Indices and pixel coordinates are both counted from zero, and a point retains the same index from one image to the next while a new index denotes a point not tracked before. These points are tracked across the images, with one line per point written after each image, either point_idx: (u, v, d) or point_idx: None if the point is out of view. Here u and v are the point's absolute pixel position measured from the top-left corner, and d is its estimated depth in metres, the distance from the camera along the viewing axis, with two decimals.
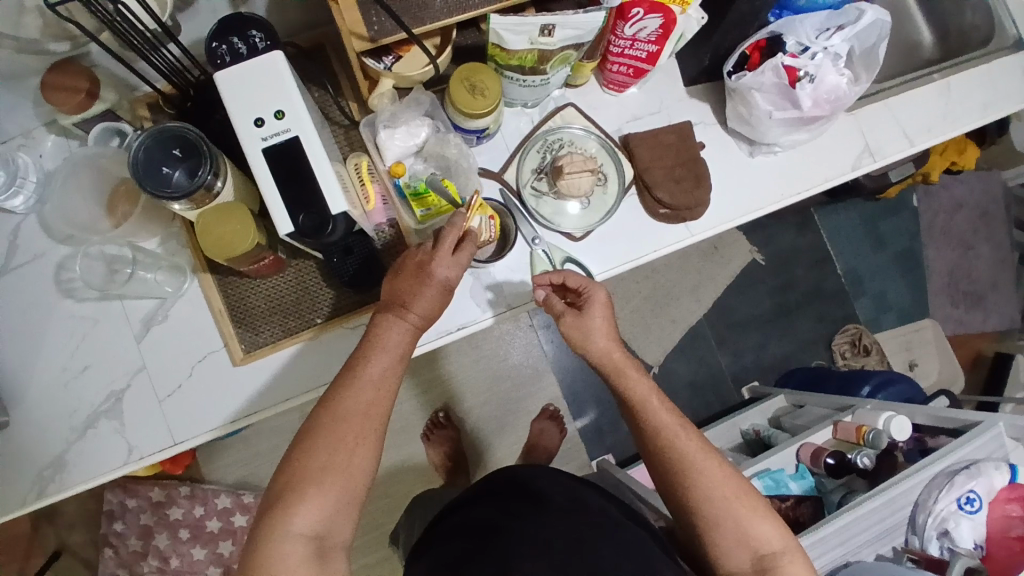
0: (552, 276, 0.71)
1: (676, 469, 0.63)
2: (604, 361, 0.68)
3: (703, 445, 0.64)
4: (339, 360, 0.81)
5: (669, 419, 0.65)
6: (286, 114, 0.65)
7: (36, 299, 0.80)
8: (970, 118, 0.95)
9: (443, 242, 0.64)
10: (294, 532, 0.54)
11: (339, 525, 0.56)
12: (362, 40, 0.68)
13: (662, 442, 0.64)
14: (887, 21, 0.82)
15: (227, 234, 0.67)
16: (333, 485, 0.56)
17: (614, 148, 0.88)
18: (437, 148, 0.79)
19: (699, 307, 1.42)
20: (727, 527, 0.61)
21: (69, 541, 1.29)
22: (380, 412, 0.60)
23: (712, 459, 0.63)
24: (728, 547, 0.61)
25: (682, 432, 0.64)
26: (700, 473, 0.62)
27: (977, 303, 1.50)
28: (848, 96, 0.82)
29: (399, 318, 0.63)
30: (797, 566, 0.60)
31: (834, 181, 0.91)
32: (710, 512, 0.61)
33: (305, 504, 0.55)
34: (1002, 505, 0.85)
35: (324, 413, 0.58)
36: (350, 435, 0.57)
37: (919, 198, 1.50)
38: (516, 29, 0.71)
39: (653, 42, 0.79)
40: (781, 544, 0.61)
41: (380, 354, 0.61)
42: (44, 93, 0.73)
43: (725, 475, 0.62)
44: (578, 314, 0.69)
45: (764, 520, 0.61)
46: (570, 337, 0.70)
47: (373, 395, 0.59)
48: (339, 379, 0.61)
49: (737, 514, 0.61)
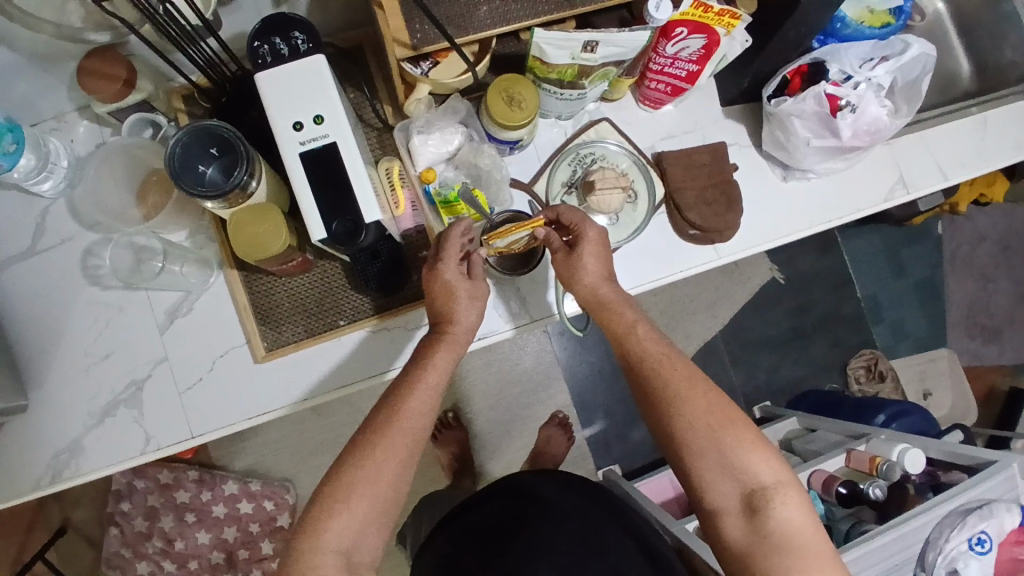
0: (546, 213, 0.73)
1: (657, 398, 0.63)
2: (593, 293, 0.69)
3: (689, 373, 0.63)
4: (359, 367, 0.81)
5: (656, 349, 0.65)
6: (325, 119, 0.65)
7: (62, 283, 0.80)
8: (1005, 155, 0.93)
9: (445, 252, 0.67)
10: (326, 545, 0.54)
11: (369, 539, 0.56)
12: (404, 47, 0.68)
13: (647, 370, 0.64)
14: (932, 56, 0.81)
15: (261, 234, 0.67)
16: (362, 498, 0.56)
17: (646, 166, 0.87)
18: (470, 156, 0.79)
19: (715, 323, 1.41)
20: (712, 458, 0.60)
21: (76, 517, 1.30)
22: (416, 425, 0.60)
23: (697, 388, 0.62)
24: (715, 478, 0.59)
25: (668, 361, 0.64)
26: (685, 402, 0.61)
27: (994, 336, 1.48)
28: (890, 129, 0.81)
29: (453, 342, 0.65)
30: (790, 505, 0.57)
31: (864, 212, 0.90)
32: (695, 442, 0.60)
33: (336, 518, 0.55)
34: (1010, 547, 0.85)
35: (369, 431, 0.59)
36: (397, 450, 0.58)
37: (944, 227, 1.49)
38: (558, 44, 0.70)
39: (694, 62, 0.79)
40: (772, 479, 0.59)
41: (431, 371, 0.62)
42: (81, 79, 0.71)
43: (711, 404, 0.61)
44: (567, 253, 0.70)
45: (753, 452, 0.59)
46: (561, 273, 0.72)
47: (416, 407, 0.60)
48: (385, 400, 0.61)
49: (722, 443, 0.59)
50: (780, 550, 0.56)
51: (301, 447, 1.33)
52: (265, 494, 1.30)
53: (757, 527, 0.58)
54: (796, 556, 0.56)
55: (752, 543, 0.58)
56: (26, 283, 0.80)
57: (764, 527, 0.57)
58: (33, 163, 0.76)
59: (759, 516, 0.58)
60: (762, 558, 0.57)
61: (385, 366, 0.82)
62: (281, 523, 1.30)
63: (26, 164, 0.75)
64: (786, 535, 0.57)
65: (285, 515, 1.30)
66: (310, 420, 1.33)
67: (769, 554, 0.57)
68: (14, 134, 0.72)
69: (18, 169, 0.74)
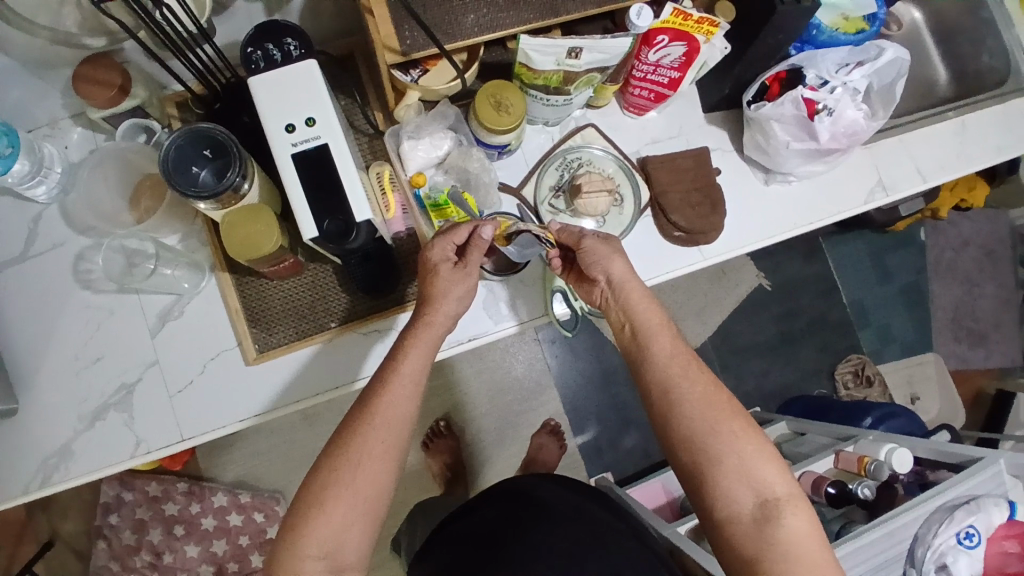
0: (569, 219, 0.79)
1: (676, 402, 0.63)
2: (619, 287, 0.70)
3: (709, 381, 0.64)
4: (327, 377, 0.82)
5: (679, 351, 0.66)
6: (317, 121, 0.66)
7: (53, 287, 0.80)
8: (984, 158, 0.96)
9: (453, 234, 0.69)
10: (308, 551, 0.56)
11: (351, 540, 0.57)
12: (394, 53, 0.70)
13: (667, 371, 0.65)
14: (906, 60, 0.84)
15: (253, 234, 0.68)
16: (337, 505, 0.57)
17: (631, 170, 0.90)
18: (459, 161, 0.81)
19: (705, 329, 1.43)
20: (728, 464, 0.60)
21: (63, 530, 1.28)
22: (394, 423, 0.60)
23: (719, 395, 0.63)
24: (731, 485, 0.60)
25: (691, 367, 0.65)
26: (705, 408, 0.62)
27: (980, 340, 1.50)
28: (865, 131, 0.84)
29: (430, 324, 0.66)
30: (799, 517, 0.59)
31: (848, 213, 0.92)
32: (715, 448, 0.61)
33: (316, 524, 0.56)
34: (999, 542, 0.85)
35: (351, 424, 0.60)
36: (374, 446, 0.59)
37: (927, 233, 1.51)
38: (544, 50, 0.73)
39: (676, 69, 0.81)
40: (785, 491, 0.60)
41: (408, 356, 0.64)
42: (78, 86, 0.72)
43: (731, 413, 0.62)
44: (603, 238, 0.72)
45: (769, 463, 0.60)
46: (586, 257, 0.72)
47: (394, 398, 0.61)
48: (358, 407, 0.61)
49: (742, 453, 0.60)
50: (788, 559, 0.57)
51: (293, 457, 1.33)
52: (255, 506, 1.30)
53: (765, 537, 0.58)
54: (802, 566, 0.57)
55: (759, 551, 0.58)
56: (19, 287, 0.80)
57: (774, 536, 0.58)
58: (27, 168, 0.76)
59: (770, 525, 0.58)
60: (770, 565, 0.57)
61: (351, 376, 0.82)
62: (271, 534, 1.30)
63: (21, 169, 0.76)
64: (794, 547, 0.57)
65: (275, 527, 1.30)
66: (302, 431, 1.33)
67: (777, 561, 0.57)
68: (8, 137, 0.74)
69: (12, 174, 0.75)
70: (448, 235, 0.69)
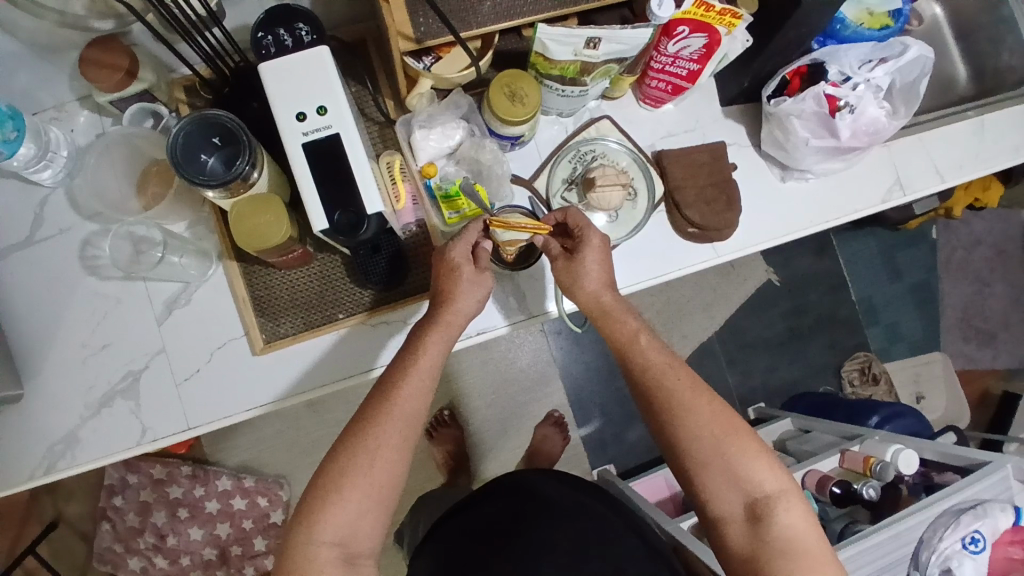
0: (555, 215, 0.72)
1: (663, 407, 0.63)
2: (597, 300, 0.68)
3: (692, 382, 0.63)
4: (336, 367, 0.81)
5: (657, 357, 0.65)
6: (329, 110, 0.65)
7: (59, 273, 0.80)
8: (1001, 157, 0.94)
9: (465, 236, 0.67)
10: (320, 538, 0.55)
11: (363, 530, 0.57)
12: (407, 40, 0.68)
13: (650, 379, 0.64)
14: (930, 58, 0.83)
15: (264, 224, 0.67)
16: (355, 490, 0.56)
17: (646, 163, 0.88)
18: (471, 152, 0.79)
19: (712, 323, 1.42)
20: (715, 465, 0.60)
21: (67, 512, 1.29)
22: (405, 412, 0.59)
23: (701, 396, 0.62)
24: (719, 487, 0.60)
25: (671, 369, 0.64)
26: (689, 411, 0.61)
27: (988, 340, 1.49)
28: (887, 130, 0.82)
29: (448, 325, 0.65)
30: (793, 512, 0.58)
31: (861, 213, 0.91)
32: (699, 451, 0.60)
33: (331, 511, 0.56)
34: (1003, 547, 0.86)
35: (364, 416, 0.59)
36: (392, 436, 0.58)
37: (939, 230, 1.50)
38: (561, 39, 0.71)
39: (695, 61, 0.79)
40: (775, 487, 0.59)
41: (425, 354, 0.63)
42: (84, 69, 0.70)
43: (715, 414, 0.61)
44: (569, 258, 0.70)
45: (758, 460, 0.60)
46: (561, 279, 0.71)
47: (413, 390, 0.60)
48: (371, 399, 0.60)
49: (726, 453, 0.60)
50: (785, 554, 0.56)
51: (296, 444, 1.33)
52: (259, 491, 1.30)
53: (760, 536, 0.58)
54: (801, 561, 0.56)
55: (755, 549, 0.58)
56: (23, 273, 0.79)
57: (768, 533, 0.57)
58: (33, 152, 0.76)
59: (762, 522, 0.58)
60: (767, 562, 0.57)
61: (368, 365, 0.81)
62: (274, 519, 1.30)
63: (26, 152, 0.75)
64: (791, 541, 0.57)
65: (279, 511, 1.30)
66: (306, 418, 1.33)
67: (773, 557, 0.57)
68: (14, 122, 0.72)
69: (18, 157, 0.74)
70: (467, 236, 0.67)
